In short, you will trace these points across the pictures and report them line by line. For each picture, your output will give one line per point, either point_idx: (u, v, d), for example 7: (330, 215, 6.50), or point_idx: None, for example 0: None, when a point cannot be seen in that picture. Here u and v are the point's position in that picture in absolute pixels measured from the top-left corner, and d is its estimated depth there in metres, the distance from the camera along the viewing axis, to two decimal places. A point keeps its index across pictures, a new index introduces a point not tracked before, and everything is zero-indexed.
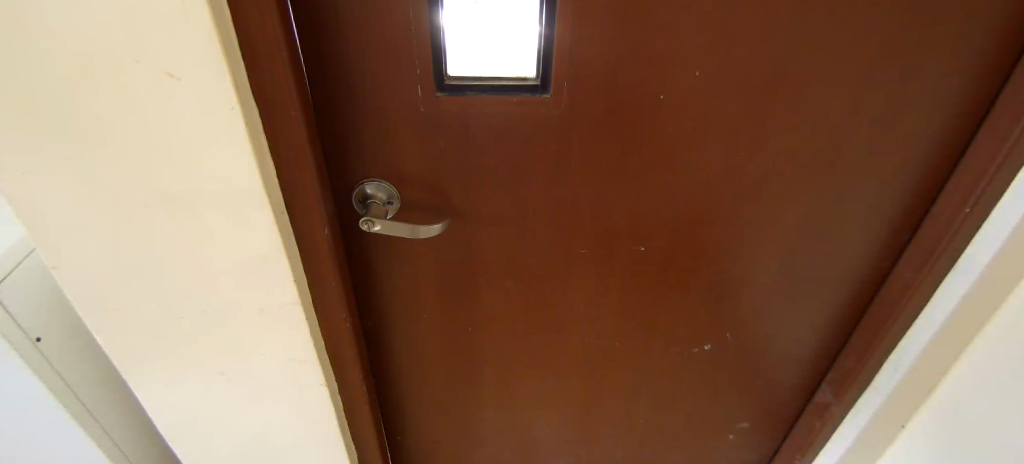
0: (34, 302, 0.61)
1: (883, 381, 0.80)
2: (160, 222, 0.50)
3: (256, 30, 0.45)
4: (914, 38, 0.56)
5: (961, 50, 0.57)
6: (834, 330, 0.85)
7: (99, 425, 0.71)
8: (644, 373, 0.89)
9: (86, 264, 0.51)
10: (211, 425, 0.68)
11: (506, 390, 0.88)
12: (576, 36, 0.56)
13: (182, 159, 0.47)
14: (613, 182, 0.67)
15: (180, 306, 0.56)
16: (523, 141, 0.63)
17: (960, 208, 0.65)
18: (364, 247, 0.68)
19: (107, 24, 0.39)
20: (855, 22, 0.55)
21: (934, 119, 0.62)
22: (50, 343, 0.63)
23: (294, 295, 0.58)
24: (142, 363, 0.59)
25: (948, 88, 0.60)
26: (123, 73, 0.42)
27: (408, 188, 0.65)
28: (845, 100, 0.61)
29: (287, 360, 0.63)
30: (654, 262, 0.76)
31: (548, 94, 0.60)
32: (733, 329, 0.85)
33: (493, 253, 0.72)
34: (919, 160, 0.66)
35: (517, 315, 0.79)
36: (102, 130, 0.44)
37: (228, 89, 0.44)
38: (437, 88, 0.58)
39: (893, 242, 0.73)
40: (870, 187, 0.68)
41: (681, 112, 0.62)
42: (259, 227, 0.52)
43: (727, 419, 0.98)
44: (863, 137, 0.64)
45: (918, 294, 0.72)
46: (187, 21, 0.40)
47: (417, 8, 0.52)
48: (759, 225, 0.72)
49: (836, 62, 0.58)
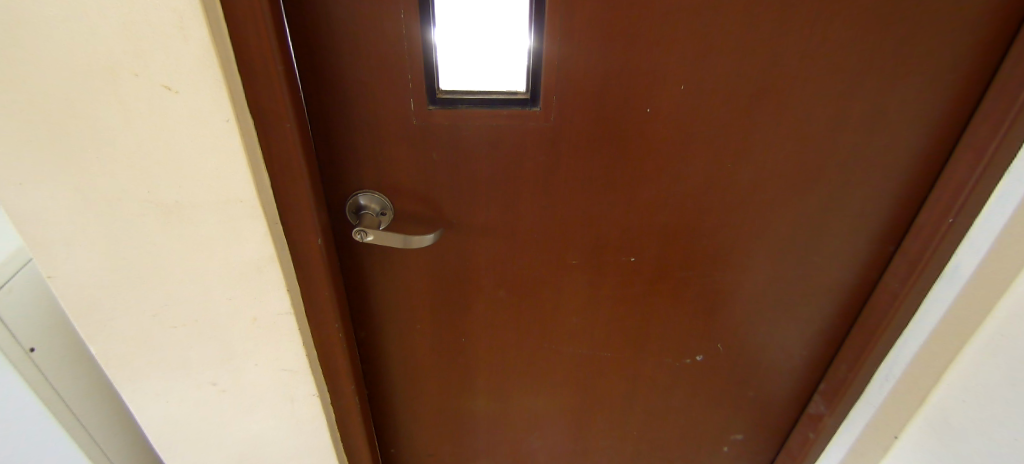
0: (28, 311, 0.62)
1: (875, 389, 0.79)
2: (154, 229, 0.52)
3: (253, 45, 0.47)
4: (889, 54, 0.60)
5: (933, 65, 0.61)
6: (825, 340, 0.85)
7: (89, 437, 0.71)
8: (637, 384, 0.90)
9: (82, 270, 0.53)
10: (201, 440, 0.70)
11: (501, 400, 0.89)
12: (565, 52, 0.57)
13: (176, 170, 0.49)
14: (597, 194, 0.68)
15: (174, 315, 0.58)
16: (512, 153, 0.64)
17: (943, 218, 0.67)
18: (358, 256, 0.69)
19: (109, 38, 0.42)
20: (832, 37, 0.58)
21: (914, 128, 0.65)
22: (42, 353, 0.64)
23: (288, 304, 0.60)
24: (134, 374, 0.61)
25: (924, 102, 0.63)
26: (122, 85, 0.45)
27: (402, 200, 0.66)
28: (827, 112, 0.64)
29: (280, 369, 0.66)
30: (643, 270, 0.76)
31: (537, 107, 0.61)
32: (726, 340, 0.85)
33: (485, 262, 0.73)
34: (904, 169, 0.68)
35: (509, 324, 0.80)
36: (102, 135, 0.46)
37: (224, 99, 0.47)
38: (430, 101, 0.59)
39: (879, 252, 0.75)
40: (855, 199, 0.70)
41: (667, 126, 0.63)
42: (253, 236, 0.55)
43: (723, 431, 0.98)
44: (845, 148, 0.66)
45: (907, 302, 0.72)
46: (186, 32, 0.43)
47: (412, 26, 0.54)
48: (750, 235, 0.73)
49: (817, 75, 0.61)
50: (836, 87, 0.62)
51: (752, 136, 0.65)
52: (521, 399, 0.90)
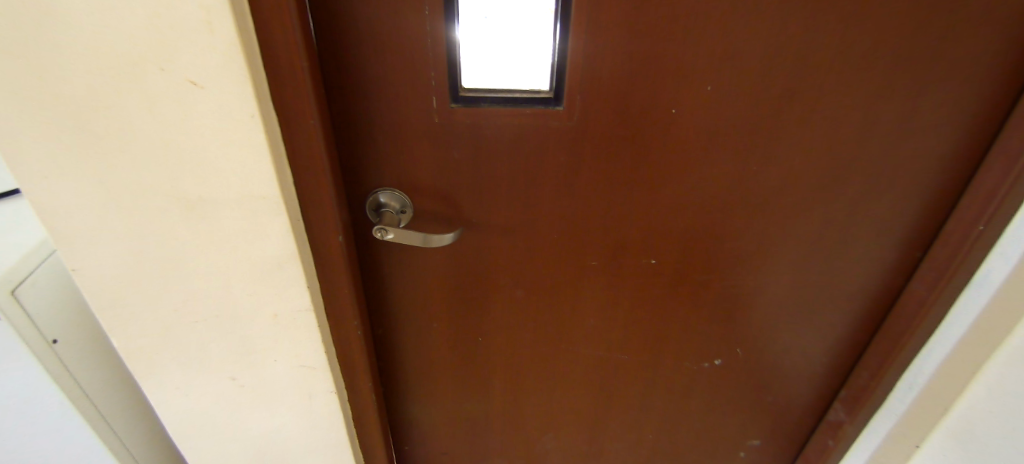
0: (51, 304, 0.62)
1: (897, 398, 0.77)
2: (177, 224, 0.52)
3: (279, 42, 0.47)
4: (921, 56, 0.58)
5: (967, 67, 0.59)
6: (845, 346, 0.83)
7: (110, 429, 0.72)
8: (653, 387, 0.89)
9: (106, 263, 0.53)
10: (221, 435, 0.71)
11: (516, 400, 0.89)
12: (590, 50, 0.56)
13: (201, 165, 0.49)
14: (618, 195, 0.67)
15: (195, 310, 0.58)
16: (534, 153, 0.63)
17: (973, 226, 0.65)
18: (377, 254, 0.69)
19: (137, 33, 0.42)
20: (863, 38, 0.57)
21: (944, 133, 0.64)
22: (65, 345, 0.64)
23: (308, 301, 0.60)
24: (155, 367, 0.62)
25: (956, 105, 0.62)
26: (149, 80, 0.44)
27: (422, 198, 0.66)
28: (856, 115, 0.62)
29: (299, 365, 0.66)
30: (663, 273, 0.75)
31: (560, 106, 0.60)
32: (745, 345, 0.84)
33: (504, 262, 0.72)
34: (934, 173, 0.67)
35: (526, 325, 0.79)
36: (127, 129, 0.46)
37: (249, 96, 0.46)
38: (452, 99, 0.59)
39: (904, 258, 0.73)
40: (882, 204, 0.69)
41: (692, 127, 0.62)
42: (276, 233, 0.55)
43: (739, 436, 0.97)
44: (874, 152, 0.65)
45: (932, 310, 0.71)
46: (212, 28, 0.43)
47: (436, 24, 0.53)
48: (773, 239, 0.72)
49: (846, 77, 0.59)
50: (866, 89, 0.60)
51: (778, 139, 0.64)
52: (536, 400, 0.89)
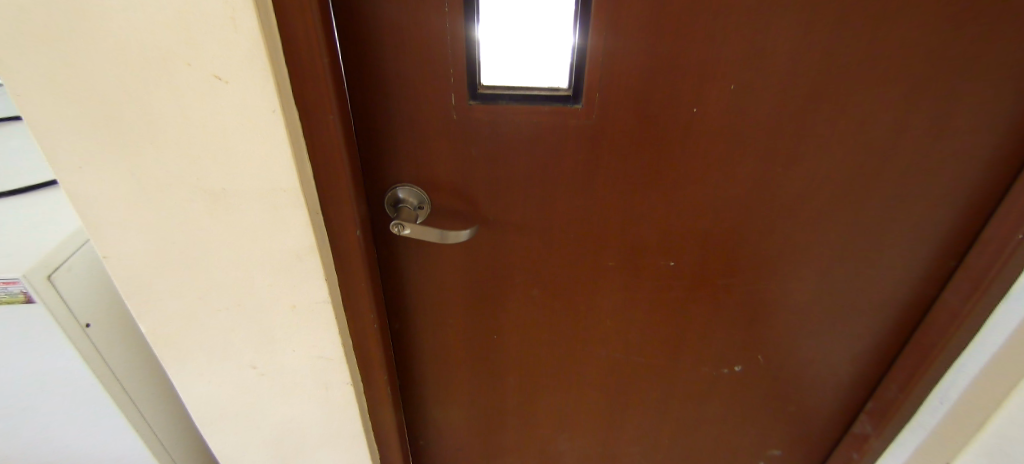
0: (85, 289, 0.66)
1: (927, 412, 0.74)
2: (201, 215, 0.54)
3: (300, 38, 0.48)
4: (961, 54, 0.55)
5: (1013, 66, 0.56)
6: (874, 357, 0.80)
7: (138, 412, 0.75)
8: (670, 392, 0.88)
9: (135, 252, 0.55)
10: (242, 421, 0.73)
11: (531, 398, 0.89)
12: (609, 47, 0.55)
13: (225, 158, 0.51)
14: (638, 195, 0.66)
15: (218, 299, 0.60)
16: (552, 151, 0.63)
17: (1014, 234, 0.61)
18: (395, 249, 0.70)
19: (165, 29, 0.44)
20: (898, 36, 0.54)
21: (986, 135, 0.60)
22: (98, 329, 0.67)
23: (326, 293, 0.61)
24: (179, 353, 0.64)
25: (1000, 106, 0.58)
26: (176, 75, 0.46)
27: (439, 195, 0.66)
28: (889, 116, 0.59)
29: (316, 356, 0.67)
30: (682, 276, 0.74)
31: (579, 104, 0.59)
32: (766, 352, 0.81)
33: (521, 260, 0.72)
34: (974, 177, 0.63)
35: (542, 324, 0.79)
36: (155, 122, 0.48)
37: (270, 90, 0.47)
38: (471, 96, 0.59)
39: (939, 266, 0.70)
40: (916, 209, 0.66)
41: (714, 127, 0.61)
42: (295, 226, 0.56)
43: (760, 446, 0.94)
44: (909, 155, 0.62)
45: (968, 322, 0.67)
46: (236, 24, 0.44)
47: (454, 21, 0.53)
48: (798, 243, 0.70)
49: (879, 76, 0.57)
50: (901, 89, 0.58)
51: (806, 139, 0.61)
52: (551, 400, 0.89)
